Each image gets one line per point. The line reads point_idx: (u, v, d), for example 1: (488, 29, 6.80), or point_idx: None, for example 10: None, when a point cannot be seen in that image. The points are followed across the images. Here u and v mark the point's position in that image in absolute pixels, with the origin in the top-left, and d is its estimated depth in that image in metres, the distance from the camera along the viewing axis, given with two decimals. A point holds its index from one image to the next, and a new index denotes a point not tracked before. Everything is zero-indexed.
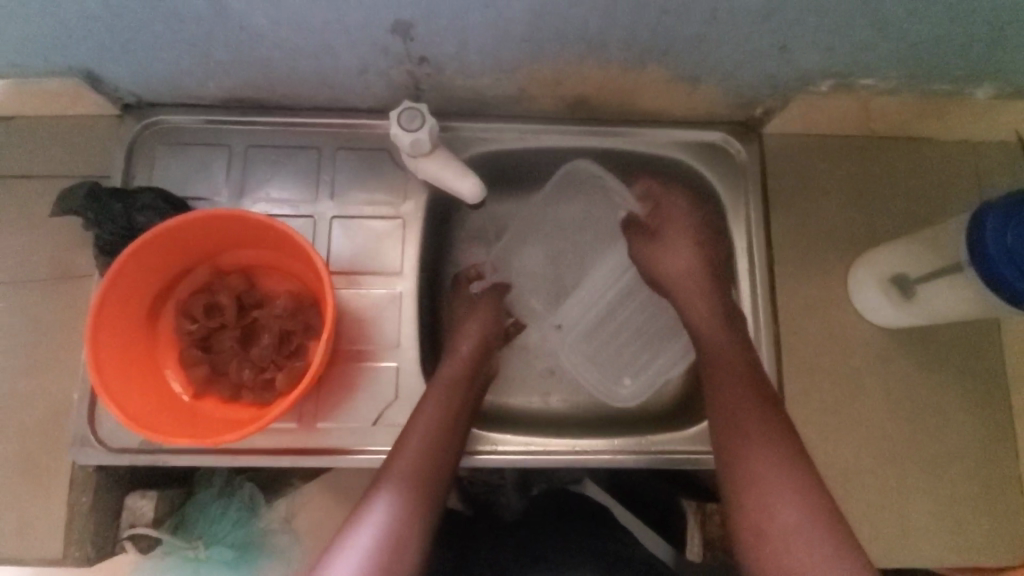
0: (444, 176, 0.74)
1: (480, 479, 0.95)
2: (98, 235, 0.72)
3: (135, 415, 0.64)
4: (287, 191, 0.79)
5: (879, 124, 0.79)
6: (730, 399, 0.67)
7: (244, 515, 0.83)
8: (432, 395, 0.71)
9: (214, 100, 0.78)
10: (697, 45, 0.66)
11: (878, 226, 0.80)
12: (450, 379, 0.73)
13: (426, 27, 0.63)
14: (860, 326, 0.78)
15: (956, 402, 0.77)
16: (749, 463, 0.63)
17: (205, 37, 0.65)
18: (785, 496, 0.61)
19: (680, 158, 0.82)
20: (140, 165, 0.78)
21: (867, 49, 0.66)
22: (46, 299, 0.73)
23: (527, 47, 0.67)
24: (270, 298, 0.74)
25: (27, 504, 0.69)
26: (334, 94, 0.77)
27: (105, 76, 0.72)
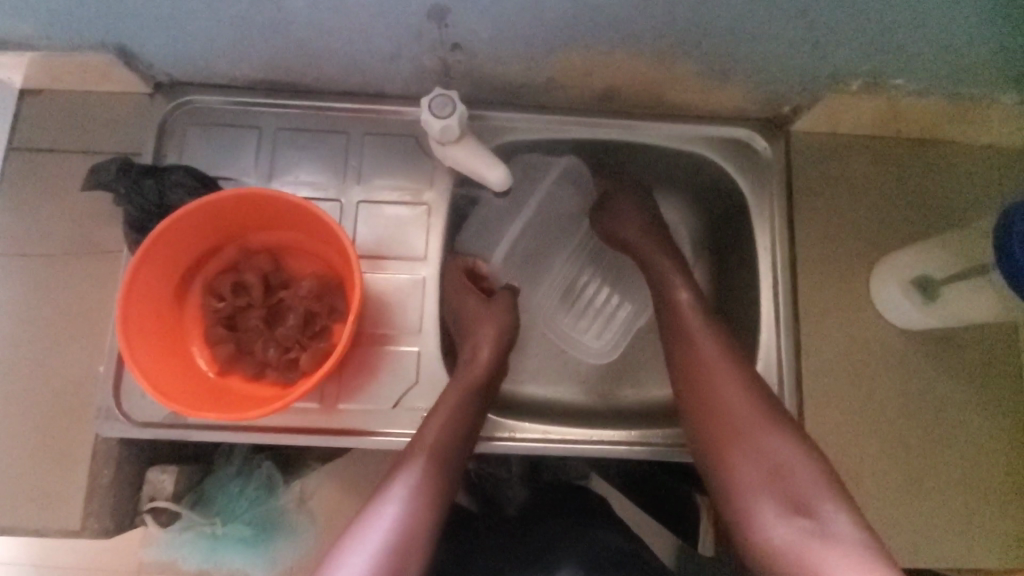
0: (472, 164, 0.74)
1: (488, 471, 0.96)
2: (128, 210, 0.72)
3: (162, 389, 0.65)
4: (315, 175, 0.79)
5: (905, 126, 0.79)
6: (706, 377, 0.70)
7: (261, 493, 0.84)
8: (470, 376, 0.73)
9: (245, 81, 0.79)
10: (730, 38, 0.66)
11: (903, 227, 0.80)
12: (486, 360, 0.76)
13: (462, 12, 0.64)
14: (881, 327, 0.78)
15: (975, 406, 0.77)
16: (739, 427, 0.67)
17: (243, 16, 0.65)
18: (778, 457, 0.64)
19: (705, 153, 0.83)
20: (169, 144, 0.79)
21: (900, 48, 0.66)
22: (74, 272, 0.74)
23: (560, 36, 0.67)
24: (296, 280, 0.74)
25: (49, 474, 0.69)
26: (365, 79, 0.77)
27: (139, 53, 0.73)
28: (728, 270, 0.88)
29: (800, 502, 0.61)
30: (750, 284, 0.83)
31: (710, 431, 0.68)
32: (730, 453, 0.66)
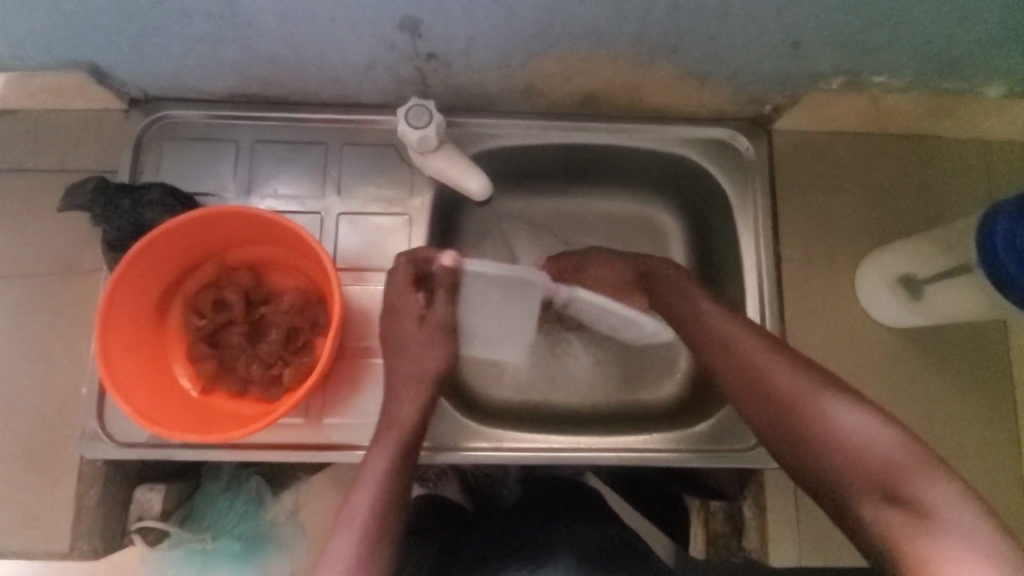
0: (452, 173, 0.74)
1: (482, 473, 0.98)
2: (106, 231, 0.72)
3: (143, 410, 0.64)
4: (294, 187, 0.79)
5: (887, 122, 0.79)
6: (748, 366, 0.62)
7: (251, 507, 0.85)
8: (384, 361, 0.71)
9: (222, 94, 0.78)
10: (707, 41, 0.66)
11: (887, 224, 0.79)
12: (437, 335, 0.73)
13: (436, 23, 0.63)
14: (867, 325, 0.78)
15: (962, 402, 0.76)
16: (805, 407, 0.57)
17: (215, 31, 0.65)
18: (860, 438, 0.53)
19: (688, 155, 0.82)
20: (146, 160, 0.78)
21: (879, 46, 0.66)
22: (54, 293, 0.74)
23: (536, 43, 0.66)
24: (277, 295, 0.74)
25: (35, 497, 0.69)
26: (342, 89, 0.76)
27: (112, 70, 0.72)
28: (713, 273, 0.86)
29: (886, 479, 0.51)
30: (734, 287, 0.82)
31: (770, 416, 0.59)
32: (796, 433, 0.57)
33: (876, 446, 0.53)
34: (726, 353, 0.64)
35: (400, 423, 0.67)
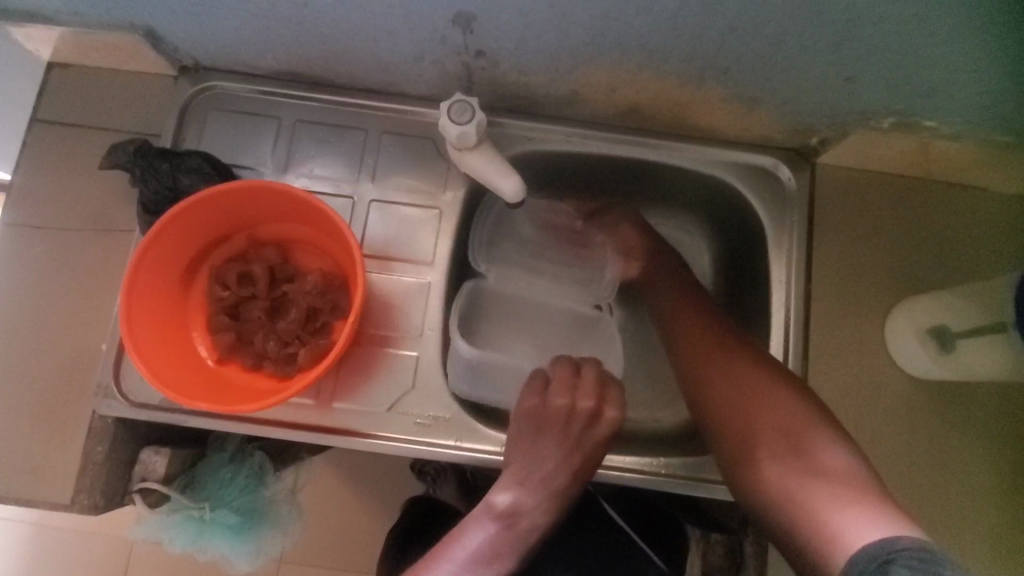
0: (487, 172, 0.73)
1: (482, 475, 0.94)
2: (143, 192, 0.72)
3: (159, 373, 0.65)
4: (329, 170, 0.79)
5: (934, 168, 0.77)
6: (711, 386, 0.67)
7: (252, 483, 0.84)
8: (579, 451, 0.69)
9: (270, 71, 0.79)
10: (762, 66, 0.64)
11: (925, 272, 0.77)
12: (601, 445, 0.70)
13: (489, 21, 0.63)
14: (892, 373, 0.76)
15: (983, 466, 0.74)
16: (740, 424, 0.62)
17: (270, 7, 0.65)
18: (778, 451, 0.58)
19: (726, 179, 0.81)
20: (188, 127, 0.79)
21: (938, 89, 0.64)
22: (85, 248, 0.75)
23: (586, 50, 0.66)
24: (301, 274, 0.74)
25: (45, 446, 0.70)
26: (388, 78, 0.77)
27: (166, 35, 0.73)
28: (740, 300, 0.85)
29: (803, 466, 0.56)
30: (759, 318, 0.80)
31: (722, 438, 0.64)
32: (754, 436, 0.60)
33: (791, 454, 0.57)
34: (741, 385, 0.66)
35: (541, 501, 0.67)
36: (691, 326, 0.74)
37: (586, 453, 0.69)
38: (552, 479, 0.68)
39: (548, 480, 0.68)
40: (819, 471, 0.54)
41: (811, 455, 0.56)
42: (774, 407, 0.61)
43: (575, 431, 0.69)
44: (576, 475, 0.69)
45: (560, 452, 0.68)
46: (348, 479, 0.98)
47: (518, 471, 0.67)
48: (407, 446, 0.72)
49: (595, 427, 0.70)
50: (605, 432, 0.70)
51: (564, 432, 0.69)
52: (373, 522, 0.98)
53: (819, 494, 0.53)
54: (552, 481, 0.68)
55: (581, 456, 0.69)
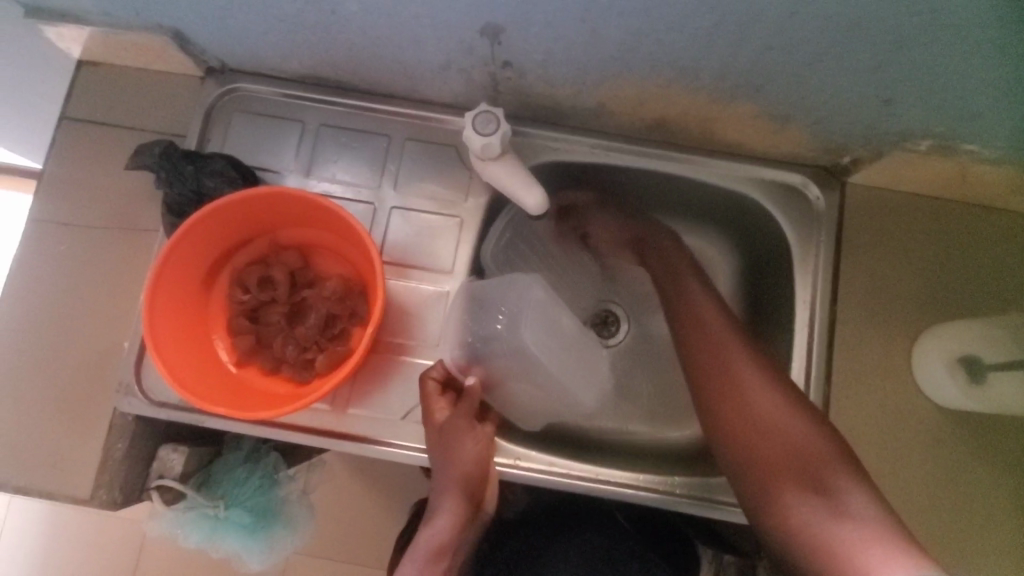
0: (511, 184, 0.72)
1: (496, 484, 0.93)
2: (168, 194, 0.73)
3: (178, 375, 0.65)
4: (352, 175, 0.79)
5: (972, 192, 0.74)
6: (734, 391, 0.67)
7: (266, 482, 0.83)
8: (455, 460, 0.68)
9: (295, 74, 0.79)
10: (795, 84, 0.63)
11: (957, 300, 0.75)
12: (478, 440, 0.70)
13: (519, 33, 0.62)
14: (918, 401, 0.74)
15: (1009, 501, 0.72)
16: (767, 450, 0.63)
17: (298, 13, 0.65)
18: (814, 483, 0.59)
19: (753, 195, 0.79)
20: (214, 129, 0.79)
21: (980, 114, 0.61)
22: (110, 246, 0.76)
23: (615, 65, 0.65)
24: (321, 279, 0.75)
25: (68, 440, 0.71)
26: (413, 85, 0.76)
27: (195, 38, 0.73)
28: (761, 318, 0.83)
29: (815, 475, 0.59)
30: (780, 338, 0.79)
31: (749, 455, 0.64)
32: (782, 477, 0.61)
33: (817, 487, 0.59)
34: (768, 421, 0.64)
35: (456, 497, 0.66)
36: (719, 341, 0.71)
37: (473, 478, 0.68)
38: (454, 475, 0.67)
39: (452, 526, 0.65)
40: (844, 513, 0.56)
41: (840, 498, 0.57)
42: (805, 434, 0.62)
43: (466, 461, 0.68)
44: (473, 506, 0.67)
45: (455, 490, 0.66)
46: (362, 479, 0.99)
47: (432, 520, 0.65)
48: (421, 455, 0.72)
49: (469, 448, 0.69)
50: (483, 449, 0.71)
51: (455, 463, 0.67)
52: (381, 525, 0.98)
53: (844, 538, 0.54)
54: (457, 526, 0.65)
55: (471, 489, 0.67)
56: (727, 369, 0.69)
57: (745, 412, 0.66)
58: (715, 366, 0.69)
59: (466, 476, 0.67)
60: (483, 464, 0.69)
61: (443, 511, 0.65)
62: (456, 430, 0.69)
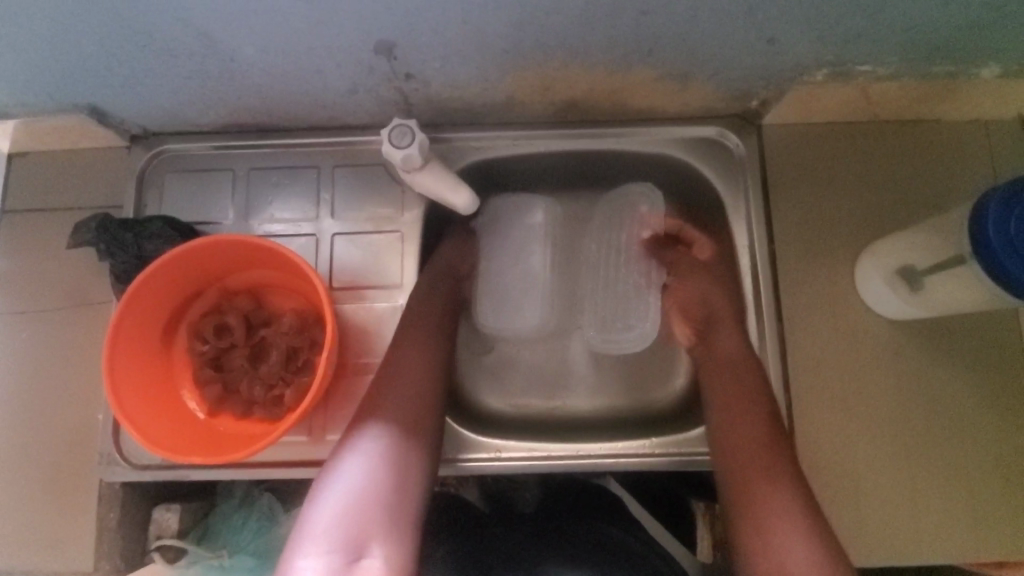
0: (438, 189, 0.75)
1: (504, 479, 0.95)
2: (113, 264, 0.75)
3: (150, 435, 0.67)
4: (289, 210, 0.81)
5: (880, 110, 0.76)
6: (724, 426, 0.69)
7: (265, 523, 0.82)
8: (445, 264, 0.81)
9: (217, 126, 0.81)
10: (681, 42, 0.65)
11: (887, 215, 0.77)
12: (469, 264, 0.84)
13: (409, 45, 0.64)
14: (868, 319, 0.76)
15: (975, 398, 0.74)
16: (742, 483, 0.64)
17: (201, 67, 0.67)
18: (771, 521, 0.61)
19: (675, 154, 0.81)
20: (149, 193, 0.81)
21: (860, 36, 0.64)
22: (69, 325, 0.77)
23: (510, 56, 0.67)
24: (277, 316, 0.76)
25: (60, 519, 0.73)
26: (330, 114, 0.78)
27: (111, 110, 0.76)
28: None
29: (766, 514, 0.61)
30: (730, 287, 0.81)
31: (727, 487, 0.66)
32: (751, 484, 0.63)
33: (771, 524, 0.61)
34: (749, 428, 0.67)
35: (425, 317, 0.75)
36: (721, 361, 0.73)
37: (435, 328, 0.75)
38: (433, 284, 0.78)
39: (418, 364, 0.71)
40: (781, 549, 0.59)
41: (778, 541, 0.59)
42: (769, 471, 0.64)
43: (424, 314, 0.75)
44: (439, 348, 0.73)
45: (417, 337, 0.73)
46: None
47: (397, 362, 0.70)
48: None
49: (429, 302, 0.76)
50: (445, 307, 0.77)
51: (420, 320, 0.74)
52: None
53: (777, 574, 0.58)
54: (422, 363, 0.71)
55: (435, 337, 0.74)
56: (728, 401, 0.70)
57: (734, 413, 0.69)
58: (716, 396, 0.71)
59: (431, 329, 0.74)
60: (446, 319, 0.76)
61: (408, 355, 0.71)
62: (418, 287, 0.77)
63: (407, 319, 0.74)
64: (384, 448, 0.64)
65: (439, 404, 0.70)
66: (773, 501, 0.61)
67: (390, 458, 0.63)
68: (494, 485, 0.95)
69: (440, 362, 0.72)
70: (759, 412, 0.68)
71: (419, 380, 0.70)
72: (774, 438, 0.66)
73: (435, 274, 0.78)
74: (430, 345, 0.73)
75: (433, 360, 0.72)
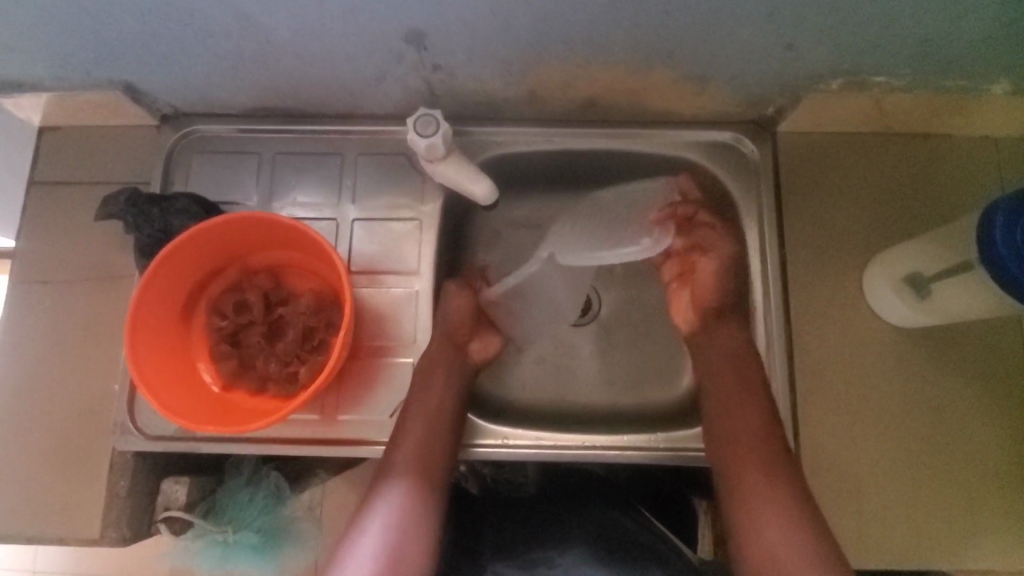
0: (458, 178, 0.77)
1: (504, 476, 0.97)
2: (138, 236, 0.77)
3: (167, 404, 0.68)
4: (312, 195, 0.83)
5: (891, 121, 0.78)
6: (721, 417, 0.72)
7: (271, 502, 0.84)
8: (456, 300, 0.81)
9: (246, 109, 0.83)
10: (702, 45, 0.67)
11: (895, 225, 0.79)
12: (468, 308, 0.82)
13: (440, 35, 0.66)
14: (874, 325, 0.77)
15: (979, 405, 0.75)
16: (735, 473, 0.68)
17: (236, 49, 0.70)
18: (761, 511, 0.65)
19: (691, 156, 0.83)
20: (175, 172, 0.83)
21: (876, 46, 0.66)
22: (90, 295, 0.79)
23: (535, 51, 0.69)
24: (294, 296, 0.78)
25: (71, 487, 0.74)
26: (356, 102, 0.81)
27: (145, 88, 0.78)
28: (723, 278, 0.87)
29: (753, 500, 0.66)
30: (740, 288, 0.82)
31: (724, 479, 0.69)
32: (740, 477, 0.67)
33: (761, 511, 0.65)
34: (744, 423, 0.70)
35: (444, 367, 0.77)
36: (727, 364, 0.75)
37: (436, 424, 0.73)
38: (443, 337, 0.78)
39: (423, 456, 0.71)
40: (774, 533, 0.63)
41: (767, 526, 0.63)
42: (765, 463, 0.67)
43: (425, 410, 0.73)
44: (440, 446, 0.73)
45: (417, 439, 0.72)
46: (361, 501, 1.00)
47: (398, 460, 0.71)
48: None
49: (433, 396, 0.74)
50: (450, 399, 0.75)
51: (438, 366, 0.76)
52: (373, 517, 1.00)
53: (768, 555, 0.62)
54: (420, 467, 0.71)
55: (435, 435, 0.73)
56: (726, 395, 0.73)
57: (732, 409, 0.72)
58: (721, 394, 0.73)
59: (439, 408, 0.74)
60: (450, 414, 0.75)
61: (414, 442, 0.72)
62: (417, 379, 0.75)
63: (410, 410, 0.73)
64: (405, 509, 0.68)
65: (436, 510, 0.70)
66: (761, 493, 0.65)
67: (401, 546, 0.66)
68: (494, 480, 0.97)
69: (439, 463, 0.72)
70: (754, 407, 0.71)
71: (418, 486, 0.70)
72: (766, 434, 0.70)
73: (437, 356, 0.77)
74: (430, 444, 0.72)
75: (431, 463, 0.71)
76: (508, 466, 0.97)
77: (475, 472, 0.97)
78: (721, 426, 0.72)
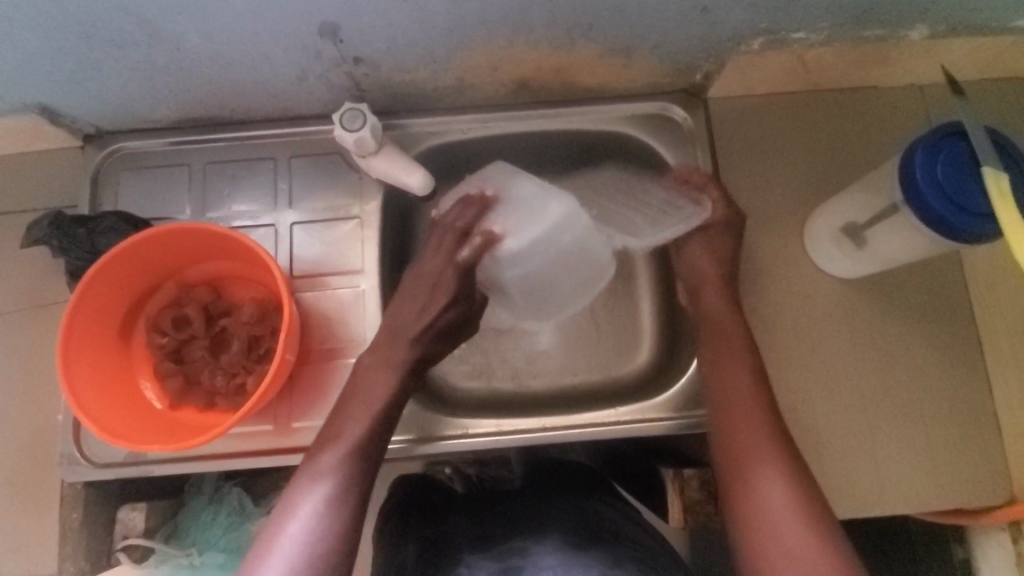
0: (393, 172, 0.76)
1: (488, 475, 1.02)
2: (67, 260, 0.74)
3: (110, 428, 0.66)
4: (247, 203, 0.81)
5: (817, 77, 0.79)
6: (723, 373, 0.69)
7: (236, 518, 0.81)
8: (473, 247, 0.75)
9: (171, 121, 0.81)
10: (619, 15, 0.67)
11: (830, 179, 0.80)
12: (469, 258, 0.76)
13: (354, 26, 0.65)
14: (819, 278, 0.78)
15: (924, 346, 0.76)
16: (741, 437, 0.64)
17: (147, 57, 0.68)
18: (765, 475, 0.61)
19: (626, 130, 0.83)
20: (104, 192, 0.81)
21: (788, 2, 0.66)
22: (22, 327, 0.76)
23: (455, 36, 0.69)
24: (236, 307, 0.76)
25: (22, 524, 0.72)
26: (283, 104, 0.79)
27: (62, 108, 0.76)
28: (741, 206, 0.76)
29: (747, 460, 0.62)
30: None
31: (728, 439, 0.65)
32: (744, 465, 0.62)
33: (764, 476, 0.61)
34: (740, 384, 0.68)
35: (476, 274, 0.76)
36: None
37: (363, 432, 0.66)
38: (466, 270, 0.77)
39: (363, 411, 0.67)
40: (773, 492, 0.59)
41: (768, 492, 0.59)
42: (764, 424, 0.64)
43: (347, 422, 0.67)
44: (367, 452, 0.65)
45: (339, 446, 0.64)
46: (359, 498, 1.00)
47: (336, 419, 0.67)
48: None
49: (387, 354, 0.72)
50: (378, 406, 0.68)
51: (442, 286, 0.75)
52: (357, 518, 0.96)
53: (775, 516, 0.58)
54: (345, 476, 0.62)
55: (367, 423, 0.66)
56: (721, 352, 0.70)
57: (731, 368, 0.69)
58: (716, 349, 0.71)
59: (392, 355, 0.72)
60: (378, 422, 0.67)
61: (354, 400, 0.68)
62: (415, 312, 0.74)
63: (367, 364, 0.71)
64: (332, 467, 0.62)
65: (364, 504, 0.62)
66: (765, 469, 0.61)
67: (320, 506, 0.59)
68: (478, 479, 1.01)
69: (366, 473, 0.64)
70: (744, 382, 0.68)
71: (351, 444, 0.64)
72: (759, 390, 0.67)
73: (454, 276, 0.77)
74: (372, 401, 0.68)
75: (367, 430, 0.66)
76: (493, 463, 1.03)
77: (460, 473, 1.02)
78: (724, 384, 0.68)
